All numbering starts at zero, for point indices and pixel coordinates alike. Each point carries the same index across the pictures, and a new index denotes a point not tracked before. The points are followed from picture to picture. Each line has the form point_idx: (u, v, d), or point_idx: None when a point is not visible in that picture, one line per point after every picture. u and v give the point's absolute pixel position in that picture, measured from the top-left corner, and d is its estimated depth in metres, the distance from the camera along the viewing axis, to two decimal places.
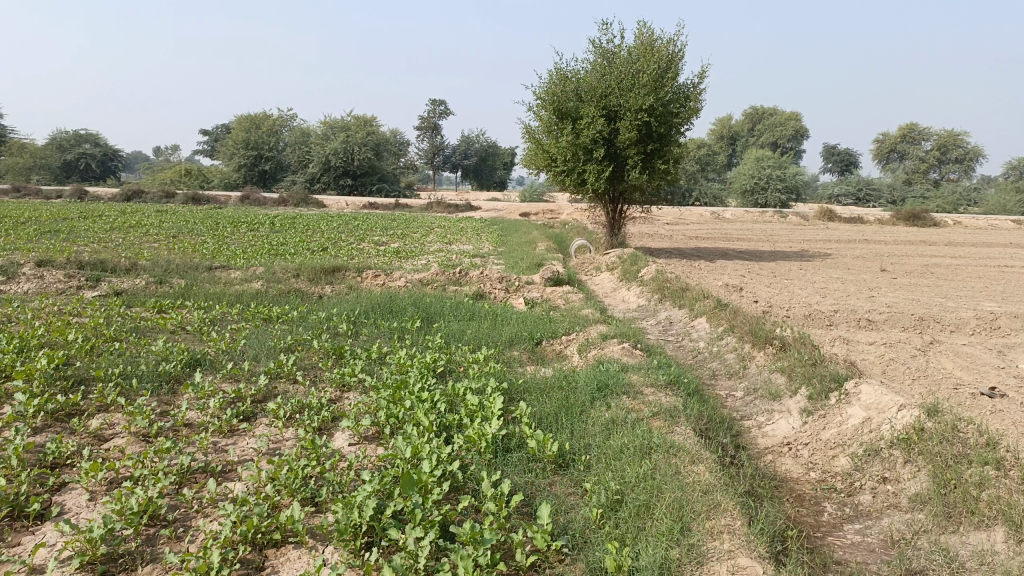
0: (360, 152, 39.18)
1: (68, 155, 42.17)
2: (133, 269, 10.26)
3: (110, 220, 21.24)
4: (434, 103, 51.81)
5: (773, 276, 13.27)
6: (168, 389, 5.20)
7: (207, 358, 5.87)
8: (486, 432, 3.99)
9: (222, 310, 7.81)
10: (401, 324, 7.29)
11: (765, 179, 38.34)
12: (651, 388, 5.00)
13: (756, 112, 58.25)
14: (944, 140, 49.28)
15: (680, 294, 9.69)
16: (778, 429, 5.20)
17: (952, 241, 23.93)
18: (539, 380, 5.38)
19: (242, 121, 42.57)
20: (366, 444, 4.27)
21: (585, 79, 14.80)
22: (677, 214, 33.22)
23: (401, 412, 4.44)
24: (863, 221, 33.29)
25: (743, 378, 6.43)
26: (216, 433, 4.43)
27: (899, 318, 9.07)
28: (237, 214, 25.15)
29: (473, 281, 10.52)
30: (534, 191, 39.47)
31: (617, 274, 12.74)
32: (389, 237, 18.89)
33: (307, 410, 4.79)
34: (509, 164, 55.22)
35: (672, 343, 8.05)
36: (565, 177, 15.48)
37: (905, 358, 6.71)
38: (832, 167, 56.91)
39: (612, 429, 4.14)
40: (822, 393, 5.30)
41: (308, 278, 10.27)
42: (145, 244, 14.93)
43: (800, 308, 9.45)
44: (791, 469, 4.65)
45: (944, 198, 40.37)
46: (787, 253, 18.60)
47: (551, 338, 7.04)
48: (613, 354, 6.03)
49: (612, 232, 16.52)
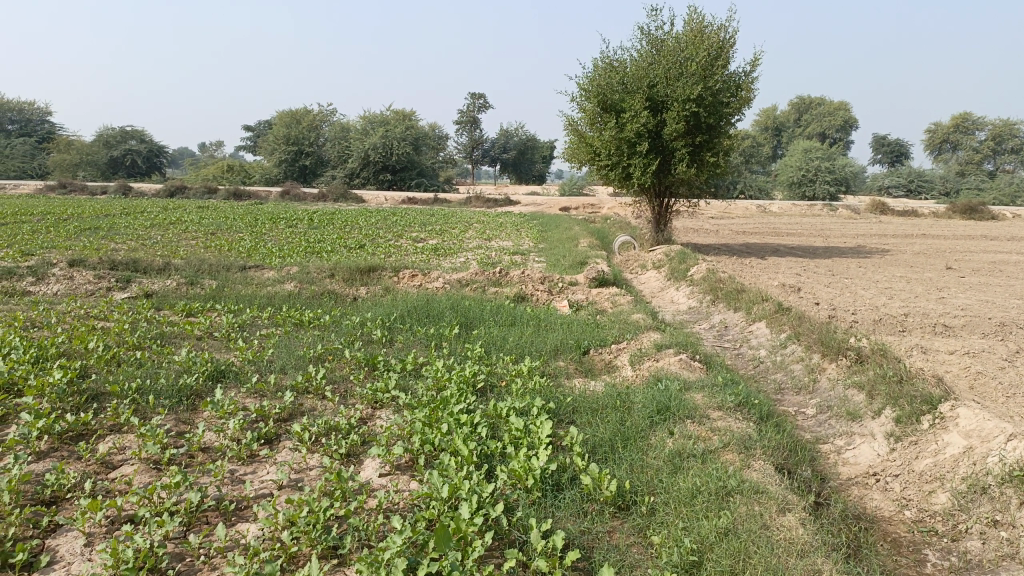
0: (399, 146, 38.96)
1: (114, 151, 42.62)
2: (164, 269, 9.96)
3: (150, 216, 21.21)
4: (474, 96, 51.44)
5: (831, 275, 12.53)
6: (189, 406, 4.81)
7: (232, 369, 5.47)
8: (533, 466, 3.50)
9: (254, 314, 7.42)
10: (438, 330, 6.82)
11: (813, 171, 37.10)
12: (718, 411, 4.42)
13: (802, 101, 56.68)
14: (999, 130, 47.22)
15: (735, 296, 9.07)
16: (861, 457, 4.63)
17: (1015, 236, 22.72)
18: (589, 397, 4.86)
19: (283, 117, 42.75)
20: (397, 476, 3.80)
21: (630, 68, 14.20)
22: (722, 207, 32.28)
23: (437, 437, 3.97)
24: (918, 214, 31.99)
25: (814, 394, 5.83)
26: (234, 459, 4.02)
27: (977, 323, 8.32)
28: (276, 210, 24.98)
29: (515, 282, 10.01)
30: (574, 184, 38.79)
31: (664, 274, 12.12)
32: (426, 233, 18.49)
33: (335, 432, 4.35)
34: (549, 158, 54.45)
35: (729, 351, 7.45)
36: (609, 172, 14.89)
37: (994, 371, 6.01)
38: (882, 158, 55.15)
39: (678, 463, 3.60)
40: (912, 415, 4.69)
41: (343, 278, 9.88)
42: (183, 242, 14.73)
43: (867, 312, 8.76)
44: (881, 508, 4.08)
45: (1001, 188, 38.71)
46: (842, 249, 17.74)
47: (600, 347, 6.52)
48: (670, 367, 5.47)
49: (657, 228, 15.88)
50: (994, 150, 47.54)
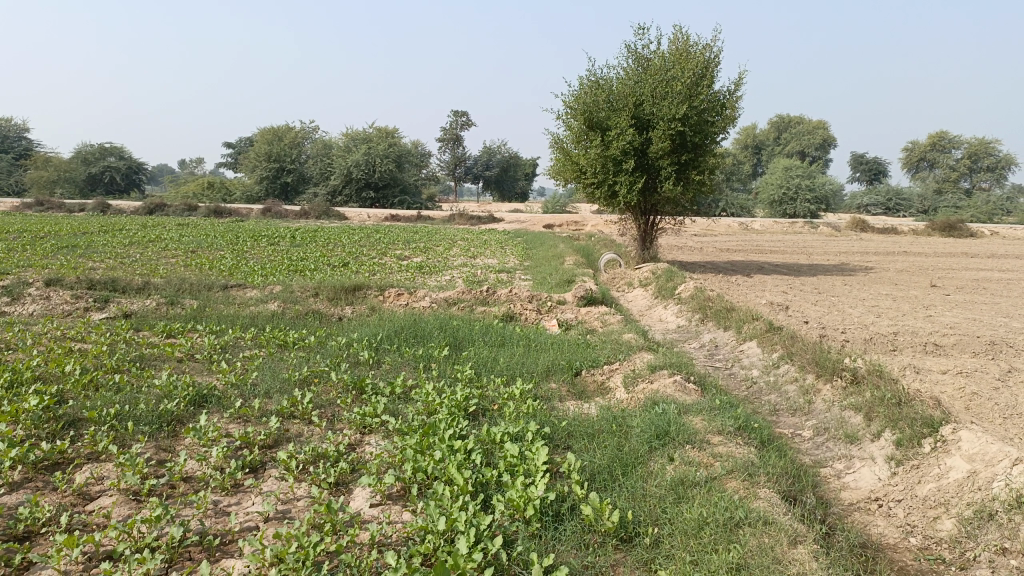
0: (382, 163, 38.86)
1: (93, 168, 42.16)
2: (144, 289, 9.75)
3: (130, 234, 20.93)
4: (457, 113, 51.53)
5: (817, 293, 12.53)
6: (170, 433, 4.64)
7: (214, 394, 5.29)
8: (532, 496, 3.37)
9: (237, 335, 7.25)
10: (427, 351, 6.68)
11: (794, 189, 37.41)
12: (718, 436, 4.31)
13: (782, 120, 57.32)
14: (975, 149, 47.95)
15: (725, 315, 9.00)
16: (863, 482, 4.54)
17: (994, 253, 22.95)
18: (585, 421, 4.74)
19: (265, 134, 42.56)
20: (390, 506, 3.65)
21: (617, 86, 14.21)
22: (705, 225, 32.43)
23: (430, 465, 3.83)
24: (897, 232, 32.29)
25: (809, 416, 5.75)
26: (217, 490, 3.85)
27: (967, 342, 8.30)
28: (258, 227, 24.77)
29: (502, 300, 9.90)
30: (557, 201, 38.82)
31: (651, 292, 12.06)
32: (410, 251, 18.37)
33: (323, 459, 4.20)
34: (532, 175, 54.55)
35: (720, 371, 7.36)
36: (595, 190, 14.86)
37: (989, 391, 5.95)
38: (861, 176, 55.78)
39: (682, 492, 3.49)
40: (913, 439, 4.62)
41: (327, 297, 9.72)
42: (163, 261, 14.50)
43: (857, 331, 8.73)
44: (885, 534, 3.98)
45: (977, 206, 39.22)
46: (826, 267, 17.81)
47: (592, 367, 6.41)
48: (665, 390, 5.36)
49: (642, 246, 15.85)
50: (970, 169, 48.23)
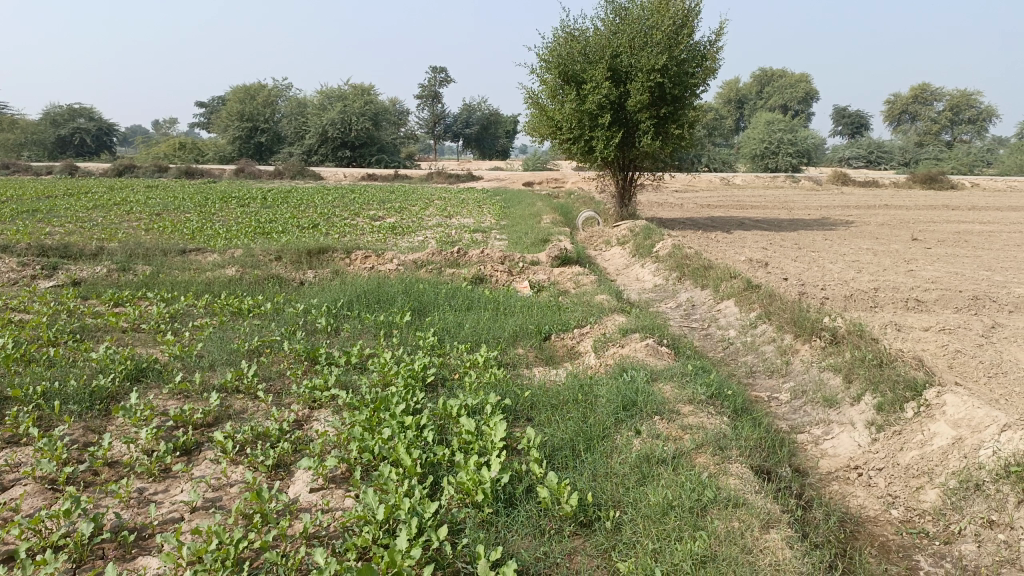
0: (358, 122, 37.97)
1: (62, 130, 40.89)
2: (98, 255, 9.30)
3: (96, 197, 20.30)
4: (435, 70, 50.29)
5: (798, 248, 12.29)
6: (101, 412, 4.31)
7: (154, 367, 4.95)
8: (483, 478, 3.08)
9: (188, 302, 6.87)
10: (388, 317, 6.35)
11: (775, 143, 37.02)
12: (689, 405, 4.02)
13: (764, 73, 56.59)
14: (956, 101, 47.68)
15: (702, 273, 8.72)
16: (841, 449, 4.32)
17: (974, 205, 22.84)
18: (549, 390, 4.45)
19: (237, 92, 41.42)
20: (332, 491, 3.36)
21: (593, 37, 13.69)
22: (686, 181, 32.04)
23: (376, 444, 3.52)
24: (878, 184, 32.09)
25: (787, 378, 5.50)
26: (144, 476, 3.55)
27: (950, 296, 8.07)
28: (229, 189, 24.13)
29: (473, 262, 9.54)
30: (538, 159, 38.25)
31: (628, 250, 11.75)
32: (385, 211, 17.88)
33: (263, 439, 3.88)
34: (512, 133, 53.68)
35: (696, 332, 7.10)
36: (571, 145, 14.44)
37: (974, 350, 5.72)
38: (842, 129, 55.41)
39: (647, 470, 3.21)
40: (895, 402, 4.36)
41: (291, 260, 9.32)
42: (124, 225, 13.94)
43: (837, 288, 8.47)
44: (865, 506, 3.74)
45: (958, 158, 39.11)
46: (807, 221, 17.55)
47: (561, 331, 6.11)
48: (636, 355, 5.08)
49: (621, 203, 15.51)
50: (951, 121, 48.00)
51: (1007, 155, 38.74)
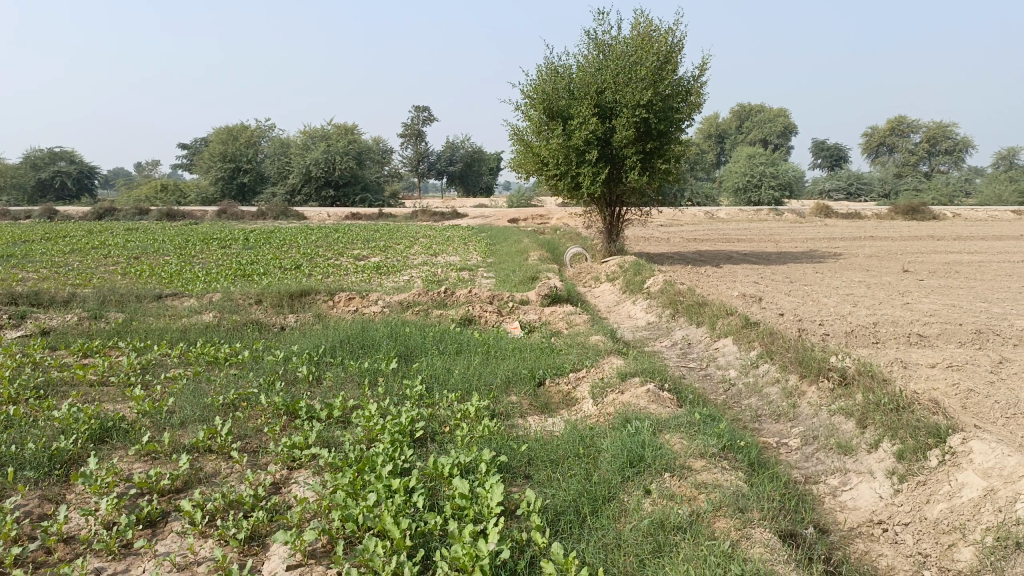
0: (342, 161, 37.83)
1: (42, 174, 40.49)
2: (69, 302, 8.94)
3: (74, 241, 19.92)
4: (418, 109, 50.49)
5: (789, 282, 12.12)
6: (60, 479, 3.94)
7: (121, 425, 4.59)
8: (480, 553, 2.76)
9: (162, 351, 6.51)
10: (374, 364, 6.02)
11: (758, 177, 37.20)
12: (700, 459, 3.72)
13: (743, 108, 57.34)
14: (933, 132, 48.36)
15: (697, 310, 8.47)
16: (862, 501, 4.03)
17: (959, 235, 22.91)
18: (547, 443, 4.13)
19: (219, 133, 41.30)
20: (311, 568, 3.03)
21: (577, 74, 13.63)
22: (671, 215, 32.05)
23: (361, 512, 3.19)
24: (861, 216, 32.26)
25: (795, 422, 5.22)
26: (102, 554, 3.19)
27: (952, 330, 7.86)
28: (211, 230, 23.79)
29: (461, 302, 9.25)
30: (523, 195, 38.23)
31: (619, 286, 11.51)
32: (369, 250, 17.60)
33: (236, 508, 3.53)
34: (496, 170, 53.78)
35: (694, 373, 6.82)
36: (557, 181, 14.28)
37: (987, 388, 5.48)
38: (822, 162, 56.03)
39: (662, 539, 2.90)
40: (917, 450, 4.08)
41: (271, 304, 9.00)
42: (101, 269, 13.54)
43: (835, 323, 8.23)
44: (895, 567, 3.44)
45: (938, 188, 39.46)
46: (795, 254, 17.43)
47: (556, 376, 5.81)
48: (638, 402, 4.78)
49: (609, 239, 15.32)
50: (928, 152, 48.62)
51: (985, 185, 39.18)
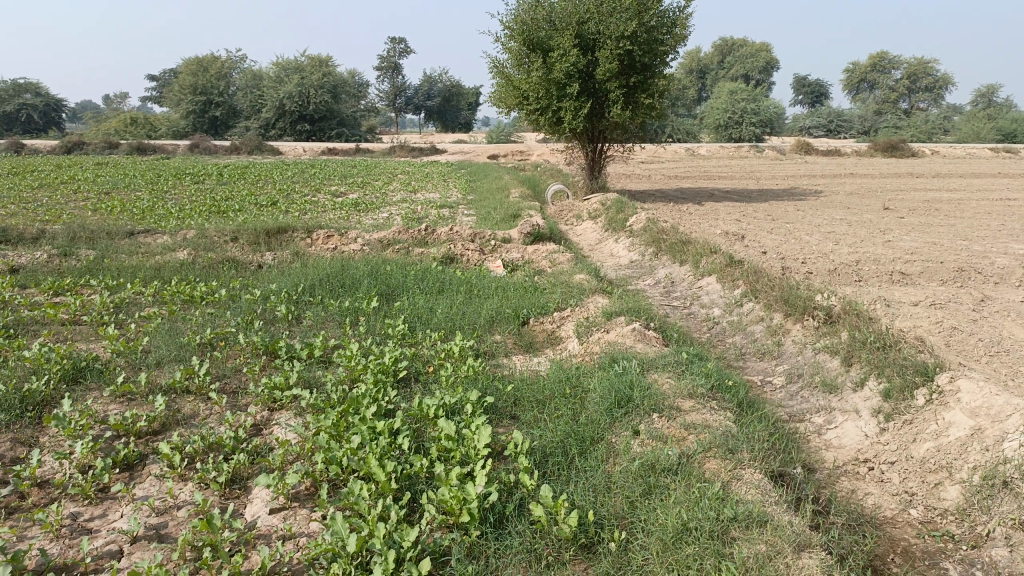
0: (316, 94, 36.87)
1: (6, 106, 39.05)
2: (37, 239, 8.65)
3: (41, 175, 19.29)
4: (395, 40, 49.03)
5: (771, 220, 12.06)
6: (32, 421, 3.82)
7: (94, 366, 4.45)
8: (468, 496, 2.70)
9: (135, 290, 6.33)
10: (354, 303, 5.90)
11: (739, 113, 36.86)
12: (689, 400, 3.67)
13: (726, 43, 56.37)
14: (914, 68, 47.97)
15: (680, 247, 8.39)
16: (847, 440, 4.04)
17: (939, 173, 22.93)
18: (532, 384, 4.06)
19: (189, 65, 39.94)
20: (295, 511, 2.96)
21: (560, 4, 13.18)
22: (652, 152, 31.76)
23: (345, 455, 3.11)
24: (841, 153, 32.16)
25: (780, 360, 5.20)
26: (78, 499, 3.10)
27: (935, 269, 7.85)
28: (183, 166, 23.22)
29: (441, 240, 9.09)
30: (502, 131, 37.58)
31: (601, 224, 11.39)
32: (347, 187, 17.25)
33: (216, 450, 3.44)
34: (475, 104, 52.72)
35: (679, 311, 6.78)
36: (539, 116, 13.97)
37: (971, 326, 5.48)
38: (803, 98, 55.55)
39: (652, 482, 2.87)
40: (905, 389, 4.07)
41: (247, 242, 8.77)
42: (70, 205, 13.14)
43: (819, 261, 8.20)
44: (881, 505, 3.46)
45: (917, 126, 39.43)
46: (777, 192, 17.34)
47: (540, 315, 5.73)
48: (624, 341, 4.72)
49: (591, 175, 15.11)
50: (909, 89, 48.40)
51: (964, 122, 39.14)
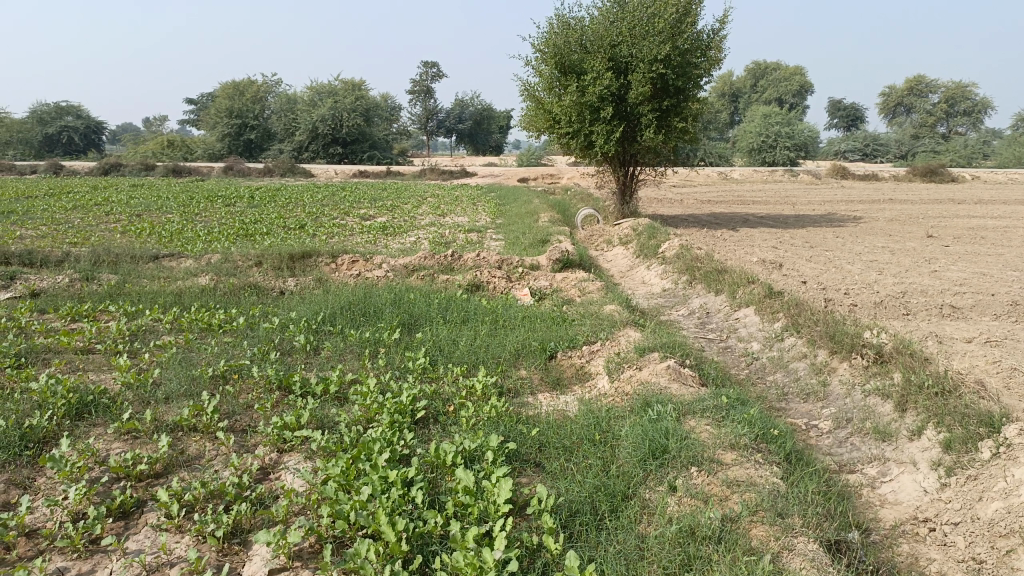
0: (349, 118, 37.18)
1: (49, 129, 39.98)
2: (63, 262, 8.59)
3: (77, 196, 19.53)
4: (427, 65, 49.39)
5: (810, 247, 11.67)
6: (30, 461, 3.62)
7: (101, 399, 4.26)
8: (485, 563, 2.44)
9: (153, 316, 6.17)
10: (375, 333, 5.67)
11: (772, 137, 36.39)
12: (731, 451, 3.36)
13: (758, 66, 55.92)
14: (952, 92, 47.08)
15: (716, 276, 8.07)
16: (904, 495, 3.69)
17: (981, 198, 22.27)
18: (559, 427, 3.78)
19: (226, 89, 40.60)
20: (296, 573, 2.71)
21: (592, 27, 13.02)
22: (684, 176, 31.42)
23: (353, 509, 2.86)
24: (878, 178, 31.53)
25: (826, 402, 4.85)
26: (66, 552, 2.88)
27: (987, 302, 7.43)
28: (216, 188, 23.38)
29: (468, 266, 8.87)
30: (533, 154, 37.50)
31: (632, 250, 11.08)
32: (376, 210, 17.17)
33: (217, 499, 3.19)
34: (506, 128, 52.84)
35: (715, 344, 6.45)
36: (570, 140, 13.77)
37: None
38: (838, 122, 54.84)
39: (692, 551, 2.57)
40: (968, 440, 3.71)
41: (271, 266, 8.63)
42: (100, 227, 13.20)
43: (862, 292, 7.82)
44: (946, 574, 3.10)
45: (956, 150, 38.58)
46: (814, 217, 16.89)
47: (568, 348, 5.45)
48: (658, 381, 4.41)
49: (622, 200, 14.82)
50: (947, 113, 47.49)
51: (1005, 147, 38.23)
